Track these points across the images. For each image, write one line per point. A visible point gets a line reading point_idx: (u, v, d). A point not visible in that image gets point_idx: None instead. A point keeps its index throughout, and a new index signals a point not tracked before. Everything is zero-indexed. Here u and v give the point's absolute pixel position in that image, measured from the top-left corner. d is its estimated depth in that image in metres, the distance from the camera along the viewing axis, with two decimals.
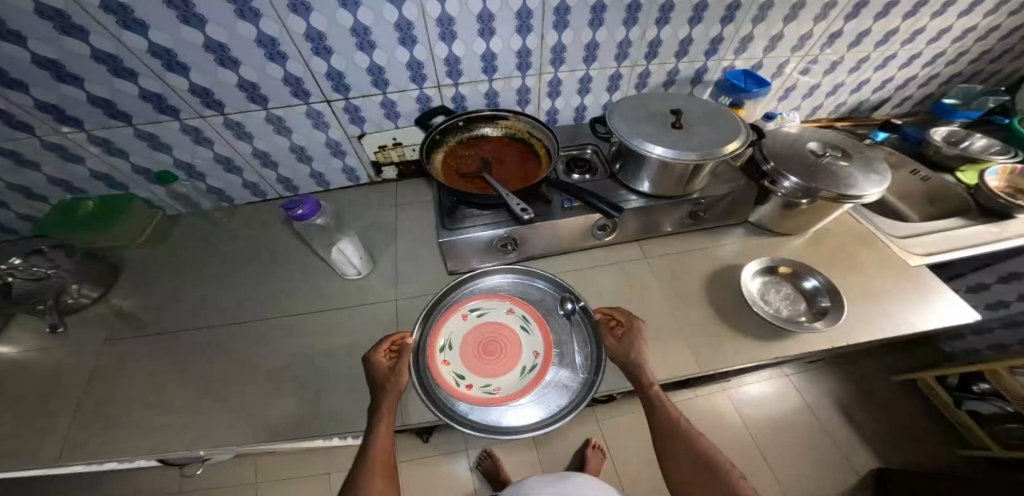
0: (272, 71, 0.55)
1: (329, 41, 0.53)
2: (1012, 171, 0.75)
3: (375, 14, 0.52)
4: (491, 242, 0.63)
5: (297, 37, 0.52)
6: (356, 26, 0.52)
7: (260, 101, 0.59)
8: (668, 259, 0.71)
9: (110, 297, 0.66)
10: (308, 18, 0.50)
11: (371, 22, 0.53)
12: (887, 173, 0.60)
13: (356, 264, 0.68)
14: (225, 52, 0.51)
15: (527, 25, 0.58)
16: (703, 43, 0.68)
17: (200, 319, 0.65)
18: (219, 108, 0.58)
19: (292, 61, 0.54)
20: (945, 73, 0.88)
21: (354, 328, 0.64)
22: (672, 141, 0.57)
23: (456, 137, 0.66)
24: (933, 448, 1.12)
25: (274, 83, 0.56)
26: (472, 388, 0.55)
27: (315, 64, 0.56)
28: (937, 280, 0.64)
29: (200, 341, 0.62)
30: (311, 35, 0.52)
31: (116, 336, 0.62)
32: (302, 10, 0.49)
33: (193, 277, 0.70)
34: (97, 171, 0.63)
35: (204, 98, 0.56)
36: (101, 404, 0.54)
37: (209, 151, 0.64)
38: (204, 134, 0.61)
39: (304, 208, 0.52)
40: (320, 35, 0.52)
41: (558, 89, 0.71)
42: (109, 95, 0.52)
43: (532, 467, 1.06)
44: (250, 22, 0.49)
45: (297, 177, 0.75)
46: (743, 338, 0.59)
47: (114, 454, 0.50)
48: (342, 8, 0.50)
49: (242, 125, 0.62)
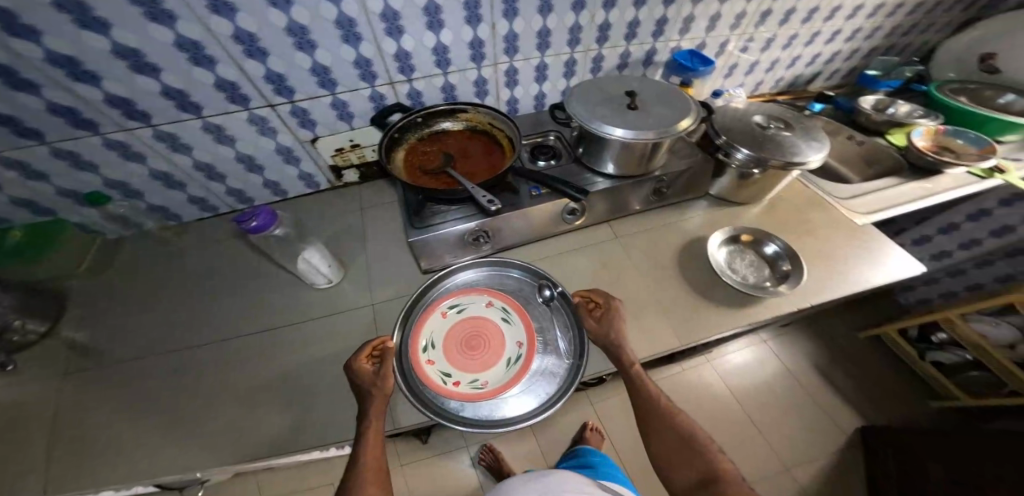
0: (199, 76, 0.52)
1: (262, 42, 0.51)
2: (935, 131, 0.82)
3: (310, 12, 0.50)
4: (461, 237, 0.62)
5: (224, 40, 0.49)
6: (292, 26, 0.51)
7: (192, 110, 0.56)
8: (637, 237, 0.72)
9: (60, 330, 0.61)
10: (234, 20, 0.48)
11: (308, 21, 0.51)
12: (825, 140, 0.65)
13: (326, 272, 0.66)
14: (140, 58, 0.47)
15: (475, 14, 0.60)
16: (649, 24, 0.72)
17: (148, 346, 0.61)
18: (145, 118, 0.54)
19: (223, 66, 0.52)
20: (866, 47, 0.95)
21: (327, 336, 0.62)
22: (629, 122, 0.58)
23: (416, 133, 0.66)
24: (906, 399, 1.18)
25: (205, 89, 0.54)
26: (460, 384, 0.55)
27: (250, 66, 0.53)
28: (881, 236, 0.68)
29: (150, 372, 0.58)
30: (241, 36, 0.50)
31: (75, 370, 0.57)
32: (225, 12, 0.46)
33: (145, 304, 0.66)
34: (18, 196, 0.58)
35: (124, 109, 0.52)
36: (58, 446, 0.50)
37: (142, 167, 0.61)
38: (133, 149, 0.57)
39: (259, 220, 0.49)
40: (252, 36, 0.50)
41: (515, 78, 0.73)
42: (14, 110, 0.47)
43: (535, 455, 1.07)
44: (164, 24, 0.45)
45: (251, 188, 0.72)
46: (715, 307, 0.61)
47: (80, 488, 0.47)
48: (272, 7, 0.48)
49: (177, 136, 0.58)
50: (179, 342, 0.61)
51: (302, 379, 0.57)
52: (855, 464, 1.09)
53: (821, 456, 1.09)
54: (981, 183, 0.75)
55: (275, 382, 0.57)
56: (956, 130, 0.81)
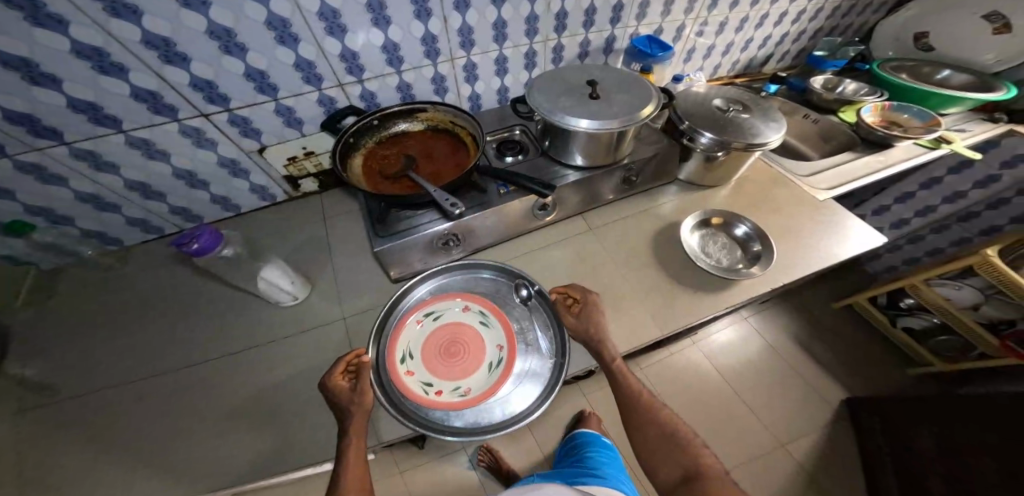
0: (112, 86, 0.47)
1: (179, 46, 0.47)
2: (882, 107, 0.85)
3: (233, 14, 0.47)
4: (430, 241, 0.60)
5: (134, 46, 0.45)
6: (213, 28, 0.47)
7: (111, 123, 0.51)
8: (610, 226, 0.71)
9: (5, 368, 0.55)
10: (141, 23, 0.43)
11: (232, 23, 0.48)
12: (782, 119, 0.66)
13: (290, 289, 0.61)
14: (35, 69, 0.42)
15: (424, 9, 0.58)
16: (606, 11, 0.73)
17: (81, 383, 0.55)
18: (56, 136, 0.49)
19: (137, 74, 0.47)
20: (811, 29, 1.00)
21: (290, 356, 0.58)
22: (592, 112, 0.58)
23: (374, 136, 0.64)
24: (886, 369, 1.21)
25: (121, 100, 0.49)
26: (442, 393, 0.52)
27: (170, 73, 0.49)
28: (841, 210, 0.70)
29: (80, 417, 0.51)
30: (152, 41, 0.45)
31: (25, 409, 0.51)
32: (127, 14, 0.42)
33: (77, 339, 0.59)
34: None
35: (29, 126, 0.47)
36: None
37: (65, 190, 0.55)
38: (51, 170, 0.52)
39: (202, 242, 0.45)
40: (164, 40, 0.46)
41: (474, 72, 0.72)
42: None
43: (533, 451, 1.06)
44: (56, 30, 0.40)
45: (198, 205, 0.67)
46: (691, 291, 0.61)
47: None
48: (186, 9, 0.44)
49: (98, 154, 0.53)
50: (119, 376, 0.56)
51: (267, 402, 0.53)
52: (844, 437, 1.10)
53: (812, 432, 1.10)
54: (929, 153, 0.79)
55: (231, 408, 0.52)
56: (902, 105, 0.85)
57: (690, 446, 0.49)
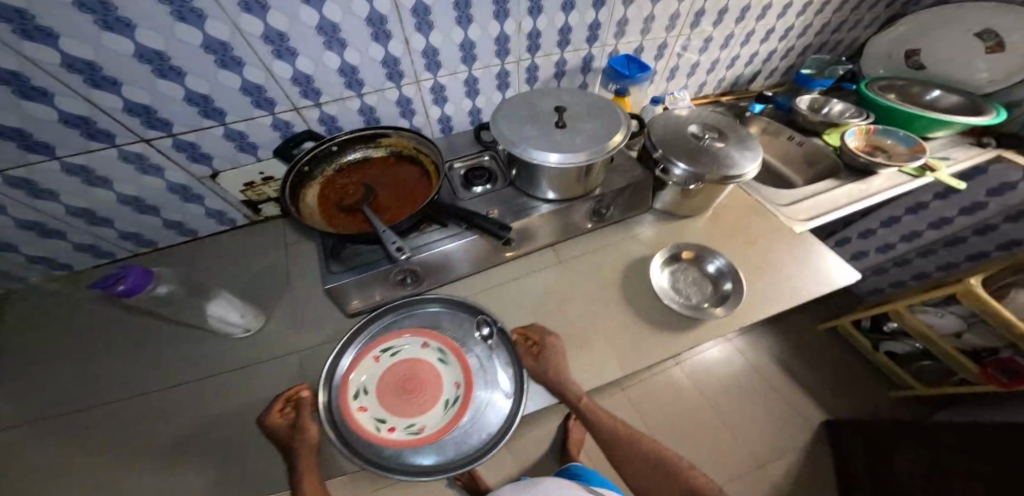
0: (40, 112, 0.44)
1: (107, 70, 0.44)
2: (867, 130, 0.84)
3: (165, 37, 0.44)
4: (386, 277, 0.57)
5: (55, 70, 0.42)
6: (142, 51, 0.44)
7: (43, 150, 0.48)
8: (580, 258, 0.69)
9: None
10: (59, 46, 0.40)
11: (163, 45, 0.45)
12: (759, 148, 0.64)
13: (240, 322, 0.59)
14: None
15: (383, 31, 0.56)
16: (582, 29, 0.70)
17: (20, 419, 0.53)
18: None
19: (63, 98, 0.44)
20: (800, 46, 0.97)
21: (240, 392, 0.56)
22: (556, 144, 0.55)
23: (333, 163, 0.61)
24: (867, 389, 1.21)
25: (50, 126, 0.46)
26: (395, 430, 0.50)
27: (101, 98, 0.46)
28: (818, 244, 0.68)
29: (14, 459, 0.49)
30: (73, 64, 0.42)
31: None
32: (43, 37, 0.39)
33: (19, 371, 0.57)
34: None
35: None
36: None
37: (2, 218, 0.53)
38: None
39: (130, 282, 0.42)
40: (88, 63, 0.43)
41: (442, 94, 0.70)
42: None
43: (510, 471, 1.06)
44: None
45: (150, 230, 0.65)
46: (657, 330, 0.59)
47: None
48: (107, 31, 0.41)
49: (34, 182, 0.51)
50: (59, 412, 0.54)
51: (211, 443, 0.51)
52: (822, 458, 1.10)
53: (790, 452, 1.09)
54: (913, 182, 0.77)
55: (174, 446, 0.51)
56: (886, 129, 0.83)
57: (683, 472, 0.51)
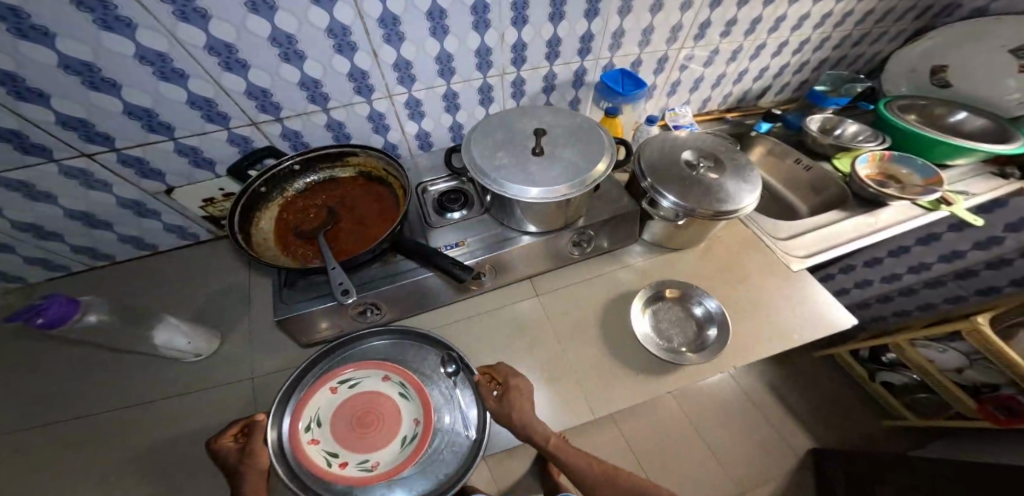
0: None
1: (32, 82, 0.40)
2: (880, 156, 0.78)
3: (91, 46, 0.39)
4: (344, 310, 0.54)
5: None
6: (68, 62, 0.40)
7: None
8: (558, 293, 0.66)
9: None
10: None
11: (92, 55, 0.40)
12: (758, 180, 0.58)
13: (188, 348, 0.55)
14: None
15: (347, 42, 0.50)
16: (572, 41, 0.64)
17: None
18: None
19: None
20: (815, 60, 0.90)
21: (192, 422, 0.54)
22: (531, 175, 0.50)
23: (294, 184, 0.57)
24: (858, 418, 1.18)
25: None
26: (348, 466, 0.47)
27: (29, 111, 0.42)
28: (816, 285, 0.63)
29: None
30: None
31: None
32: None
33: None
34: None
35: None
36: None
37: None
38: None
39: (50, 315, 0.39)
40: (7, 74, 0.38)
41: (418, 109, 0.65)
42: None
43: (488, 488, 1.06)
44: None
45: (105, 245, 0.62)
46: (634, 376, 0.56)
47: None
48: (24, 40, 0.36)
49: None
50: (5, 438, 0.52)
51: (156, 479, 0.49)
52: (806, 488, 1.07)
53: (774, 479, 1.08)
54: (928, 217, 0.71)
55: (120, 479, 0.49)
56: (902, 156, 0.77)
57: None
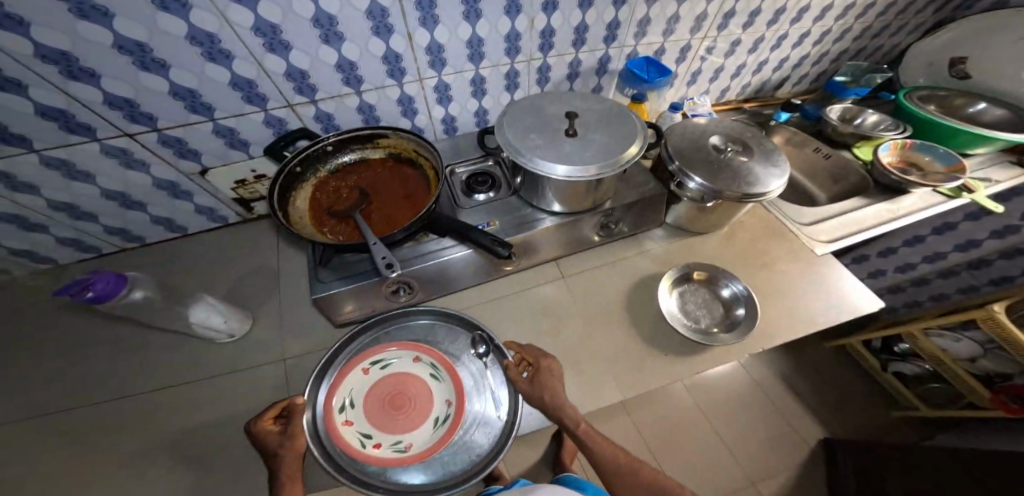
0: (12, 104, 0.41)
1: (84, 61, 0.40)
2: (901, 144, 0.79)
3: (145, 26, 0.40)
4: (379, 288, 0.55)
5: (27, 60, 0.38)
6: (123, 42, 0.40)
7: (18, 143, 0.45)
8: (584, 274, 0.66)
9: None
10: (29, 35, 0.36)
11: (146, 36, 0.41)
12: (786, 164, 0.59)
13: (223, 327, 0.56)
14: None
15: (385, 25, 0.51)
16: (600, 27, 0.65)
17: (5, 416, 0.52)
18: None
19: (36, 90, 0.41)
20: (834, 50, 0.90)
21: (227, 397, 0.55)
22: (566, 155, 0.51)
23: (327, 164, 0.58)
24: (869, 408, 1.19)
25: (25, 119, 0.43)
26: (382, 447, 0.48)
27: (79, 91, 0.43)
28: (840, 268, 0.64)
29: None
30: (48, 55, 0.38)
31: None
32: (11, 26, 0.35)
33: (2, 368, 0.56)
34: None
35: None
36: None
37: None
38: None
39: (99, 290, 0.39)
40: (63, 53, 0.39)
41: (447, 93, 0.65)
42: None
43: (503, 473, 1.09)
44: None
45: (137, 226, 0.63)
46: (663, 355, 0.56)
47: None
48: (83, 20, 0.37)
49: (13, 175, 0.48)
50: (45, 413, 0.53)
51: (194, 452, 0.50)
52: (817, 477, 1.08)
53: (786, 469, 1.09)
54: (948, 204, 0.72)
55: (159, 451, 0.50)
56: (925, 144, 0.77)
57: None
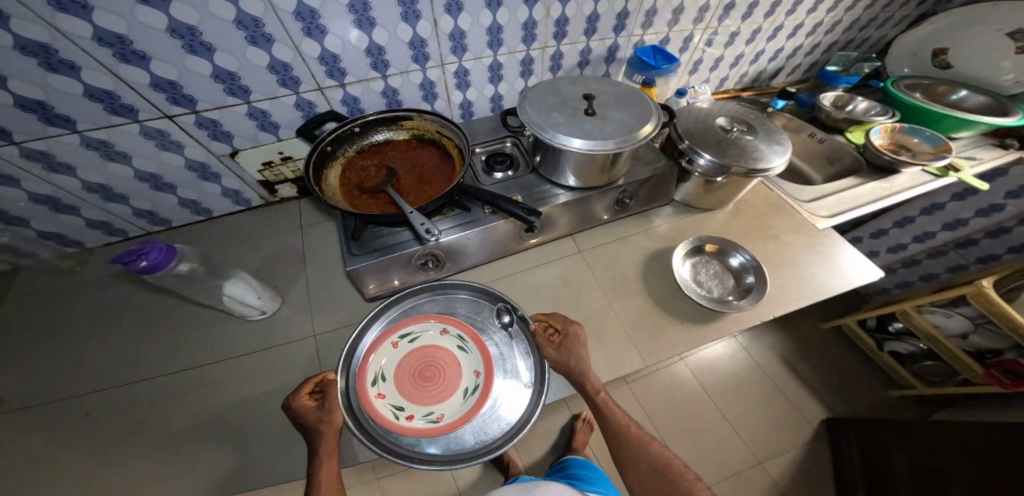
0: (63, 85, 0.43)
1: (137, 44, 0.43)
2: (891, 128, 0.84)
3: (197, 10, 0.42)
4: (409, 261, 0.57)
5: (82, 42, 0.41)
6: (175, 26, 0.43)
7: (63, 124, 0.47)
8: (600, 249, 0.69)
9: None
10: (90, 19, 0.39)
11: (196, 20, 0.43)
12: (787, 141, 0.63)
13: (255, 304, 0.58)
14: None
15: (413, 11, 0.54)
16: (610, 17, 0.69)
17: (36, 395, 0.53)
18: (4, 136, 0.45)
19: (89, 72, 0.43)
20: (825, 42, 0.96)
21: (260, 372, 0.56)
22: (586, 131, 0.54)
23: (355, 145, 0.60)
24: (869, 387, 1.23)
25: (73, 99, 0.45)
26: (414, 419, 0.48)
27: (128, 73, 0.45)
28: (842, 241, 0.68)
29: (32, 436, 0.49)
30: (105, 38, 0.41)
31: None
32: (74, 9, 0.37)
33: (29, 351, 0.56)
34: None
35: None
36: None
37: (18, 191, 0.52)
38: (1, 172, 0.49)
39: (152, 259, 0.41)
40: (119, 37, 0.41)
41: (466, 79, 0.68)
42: None
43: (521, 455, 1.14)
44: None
45: (164, 209, 0.64)
46: (682, 322, 0.59)
47: None
48: (141, 4, 0.40)
49: (52, 155, 0.49)
50: (76, 393, 0.53)
51: (228, 425, 0.51)
52: (819, 455, 1.12)
53: (791, 447, 1.12)
54: (937, 182, 0.76)
55: (194, 426, 0.51)
56: (913, 128, 0.83)
57: (691, 490, 0.46)
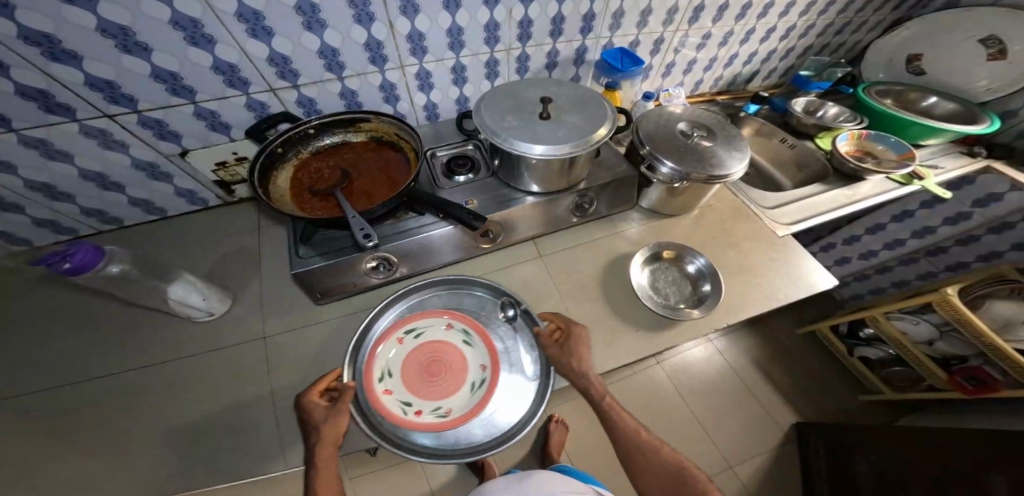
0: None
1: (66, 42, 0.41)
2: (858, 135, 0.85)
3: (129, 10, 0.41)
4: (357, 265, 0.56)
5: (9, 42, 0.39)
6: (106, 26, 0.42)
7: None
8: (561, 254, 0.69)
9: None
10: (13, 17, 0.38)
11: (128, 21, 0.42)
12: (746, 148, 0.62)
13: (202, 305, 0.57)
14: None
15: (366, 13, 0.53)
16: (576, 19, 0.68)
17: None
18: None
19: (18, 70, 0.42)
20: (799, 46, 0.95)
21: (204, 377, 0.55)
22: (539, 135, 0.53)
23: (309, 147, 0.60)
24: (841, 391, 1.24)
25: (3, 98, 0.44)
26: (423, 414, 0.46)
27: (60, 73, 0.44)
28: (800, 250, 0.68)
29: None
30: (31, 36, 0.40)
31: None
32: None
33: None
34: None
35: None
36: None
37: None
38: None
39: (77, 260, 0.40)
40: (46, 36, 0.40)
41: (428, 81, 0.68)
42: None
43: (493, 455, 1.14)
44: None
45: (114, 208, 0.63)
46: (637, 330, 0.59)
47: None
48: (67, 5, 0.38)
49: None
50: (13, 395, 0.52)
51: (167, 430, 0.50)
52: (789, 459, 1.12)
53: (762, 452, 1.13)
54: (900, 189, 0.76)
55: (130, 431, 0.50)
56: (878, 135, 0.83)
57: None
